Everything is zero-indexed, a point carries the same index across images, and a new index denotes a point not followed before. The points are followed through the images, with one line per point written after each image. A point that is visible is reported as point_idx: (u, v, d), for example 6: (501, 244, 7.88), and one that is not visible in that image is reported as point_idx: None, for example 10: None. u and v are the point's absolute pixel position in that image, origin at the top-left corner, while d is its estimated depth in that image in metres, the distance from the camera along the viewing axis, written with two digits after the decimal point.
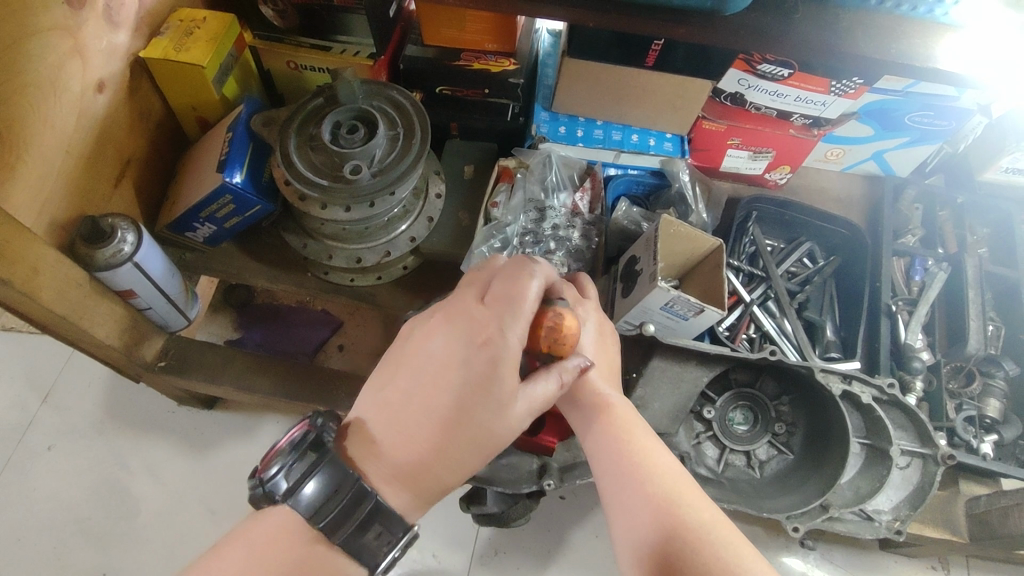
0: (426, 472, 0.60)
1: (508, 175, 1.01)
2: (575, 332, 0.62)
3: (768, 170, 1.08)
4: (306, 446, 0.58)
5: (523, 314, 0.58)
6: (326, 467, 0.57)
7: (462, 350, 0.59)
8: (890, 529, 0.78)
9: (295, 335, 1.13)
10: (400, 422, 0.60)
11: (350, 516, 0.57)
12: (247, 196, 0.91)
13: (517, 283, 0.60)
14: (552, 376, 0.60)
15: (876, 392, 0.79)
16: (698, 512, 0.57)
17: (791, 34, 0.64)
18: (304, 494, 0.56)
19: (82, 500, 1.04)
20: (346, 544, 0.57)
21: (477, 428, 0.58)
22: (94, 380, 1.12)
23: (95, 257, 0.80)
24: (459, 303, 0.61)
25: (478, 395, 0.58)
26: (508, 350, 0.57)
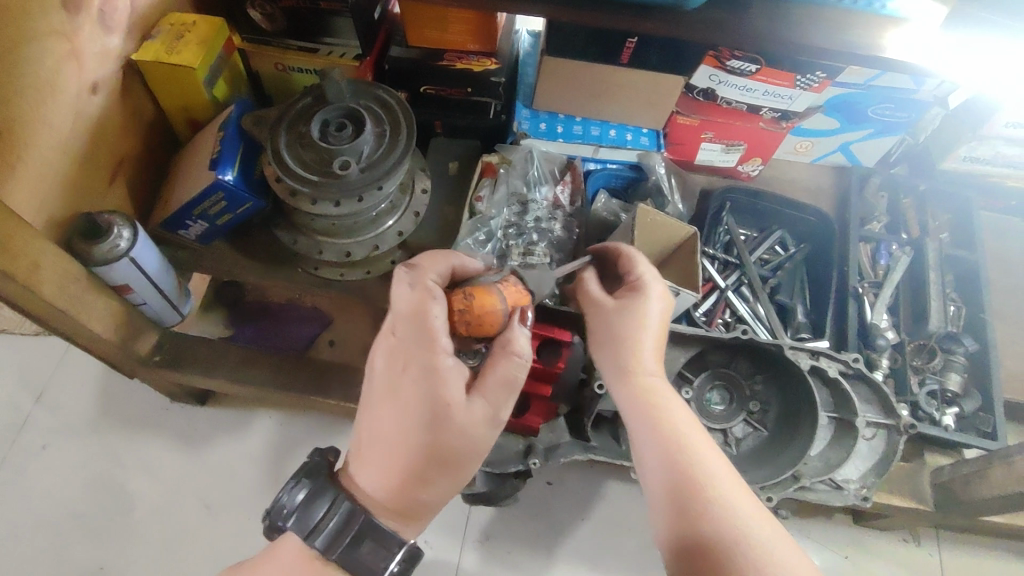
0: (414, 495, 0.63)
1: (491, 171, 1.04)
2: (493, 305, 0.65)
3: (741, 162, 1.13)
4: (301, 474, 0.66)
5: (434, 332, 0.63)
6: (322, 488, 0.64)
7: (397, 379, 0.63)
8: (857, 496, 0.82)
9: (285, 333, 1.16)
10: (374, 457, 0.63)
11: (343, 530, 0.62)
12: (240, 193, 0.94)
13: (414, 304, 0.64)
14: (500, 362, 0.64)
15: (841, 366, 0.85)
16: (739, 505, 0.58)
17: (745, 26, 0.71)
18: (302, 515, 0.63)
19: (78, 497, 1.06)
20: (343, 557, 0.61)
21: (440, 444, 0.62)
22: (88, 379, 1.14)
23: (92, 253, 0.82)
24: (380, 339, 0.66)
25: (428, 415, 0.61)
26: (435, 366, 0.62)
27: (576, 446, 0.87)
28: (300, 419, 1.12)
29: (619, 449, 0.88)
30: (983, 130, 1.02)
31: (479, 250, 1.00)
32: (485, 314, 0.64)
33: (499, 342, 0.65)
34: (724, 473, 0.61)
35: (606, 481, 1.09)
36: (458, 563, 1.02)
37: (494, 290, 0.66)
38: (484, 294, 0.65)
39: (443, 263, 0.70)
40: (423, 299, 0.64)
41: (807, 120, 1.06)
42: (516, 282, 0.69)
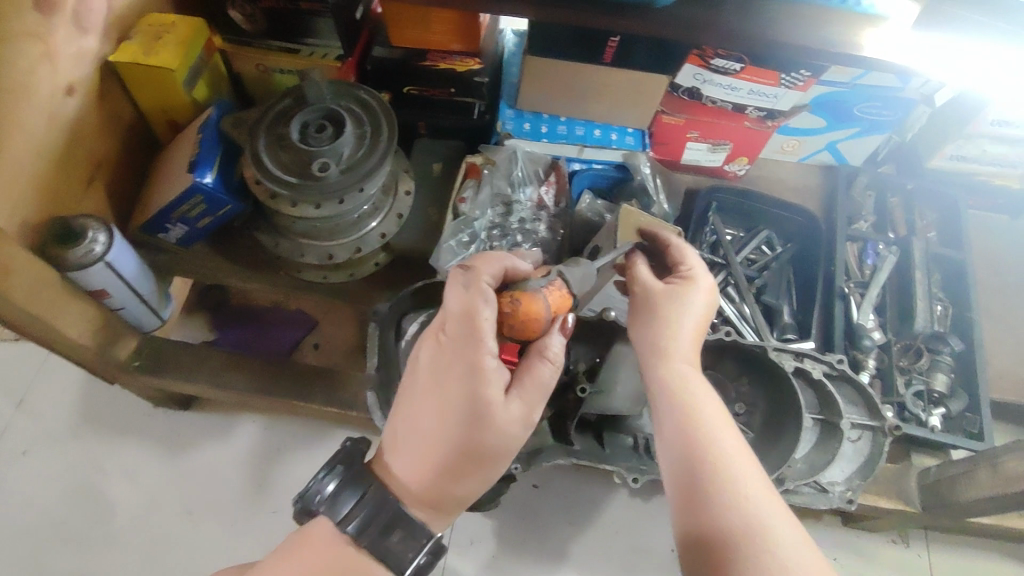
0: (447, 489, 0.63)
1: (475, 172, 1.04)
2: (539, 313, 0.64)
3: (727, 161, 1.12)
4: (336, 460, 0.65)
5: (481, 332, 0.62)
6: (356, 476, 0.64)
7: (441, 375, 0.63)
8: (842, 499, 0.81)
9: (269, 335, 1.15)
10: (412, 449, 0.63)
11: (375, 519, 0.62)
12: (218, 196, 0.93)
13: (465, 304, 0.63)
14: (536, 366, 0.64)
15: (827, 367, 0.85)
16: (764, 504, 0.57)
17: (719, 25, 0.71)
18: (334, 503, 0.63)
19: (58, 504, 1.04)
20: (372, 545, 0.61)
21: (476, 443, 0.62)
22: (69, 385, 1.12)
23: (67, 257, 0.81)
24: (428, 334, 0.65)
25: (466, 414, 0.61)
26: (480, 366, 0.61)
27: (559, 449, 0.86)
28: (284, 423, 1.11)
29: (602, 452, 0.87)
30: (971, 128, 1.01)
31: (462, 252, 0.99)
32: (530, 321, 0.63)
33: (536, 346, 0.66)
34: (749, 469, 0.59)
35: (593, 484, 1.08)
36: (444, 568, 1.02)
37: (539, 294, 0.65)
38: (532, 300, 0.64)
39: (497, 264, 0.67)
40: (474, 299, 0.63)
41: (793, 119, 1.06)
42: (562, 285, 0.67)
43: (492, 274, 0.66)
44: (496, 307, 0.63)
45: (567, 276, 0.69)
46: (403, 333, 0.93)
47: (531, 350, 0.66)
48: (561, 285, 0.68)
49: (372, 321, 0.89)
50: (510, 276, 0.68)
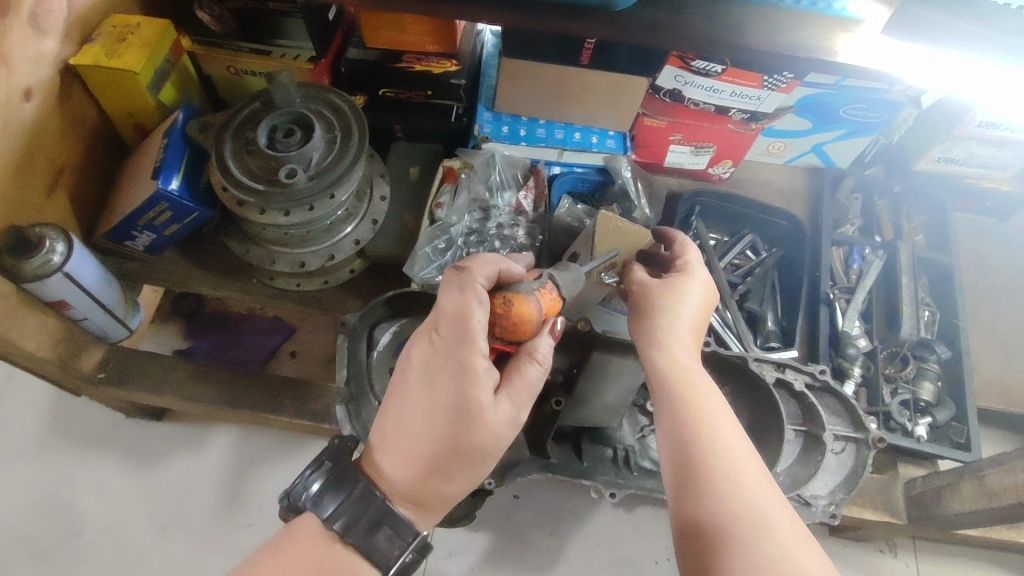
0: (434, 488, 0.61)
1: (452, 176, 1.01)
2: (529, 315, 0.63)
3: (711, 164, 1.10)
4: (324, 457, 0.62)
5: (474, 333, 0.60)
6: (342, 472, 0.61)
7: (432, 372, 0.61)
8: (826, 514, 0.78)
9: (245, 343, 1.12)
10: (399, 444, 0.61)
11: (362, 516, 0.59)
12: (184, 203, 0.90)
13: (459, 305, 0.61)
14: (526, 367, 0.63)
15: (808, 378, 0.82)
16: (762, 497, 0.54)
17: (681, 28, 0.69)
18: (319, 501, 0.59)
19: (26, 518, 1.02)
20: (358, 543, 0.58)
21: (465, 442, 0.60)
22: (37, 397, 1.10)
23: (23, 268, 0.77)
24: (420, 333, 0.64)
25: (456, 412, 0.59)
26: (471, 365, 0.60)
27: (536, 462, 0.82)
28: (259, 434, 1.09)
29: (579, 466, 0.84)
30: (958, 131, 0.99)
31: (438, 258, 0.96)
32: (522, 322, 0.62)
33: (525, 347, 0.64)
34: (754, 467, 0.57)
35: (575, 494, 1.06)
36: None
37: (531, 296, 0.64)
38: (523, 301, 0.63)
39: (492, 265, 0.65)
40: (469, 301, 0.61)
41: (778, 120, 1.03)
42: (553, 289, 0.67)
43: (487, 275, 0.64)
44: (489, 307, 0.63)
45: (557, 280, 0.68)
46: (374, 343, 0.90)
47: (519, 350, 0.64)
48: (552, 288, 0.67)
49: (341, 332, 0.86)
50: (505, 278, 0.66)
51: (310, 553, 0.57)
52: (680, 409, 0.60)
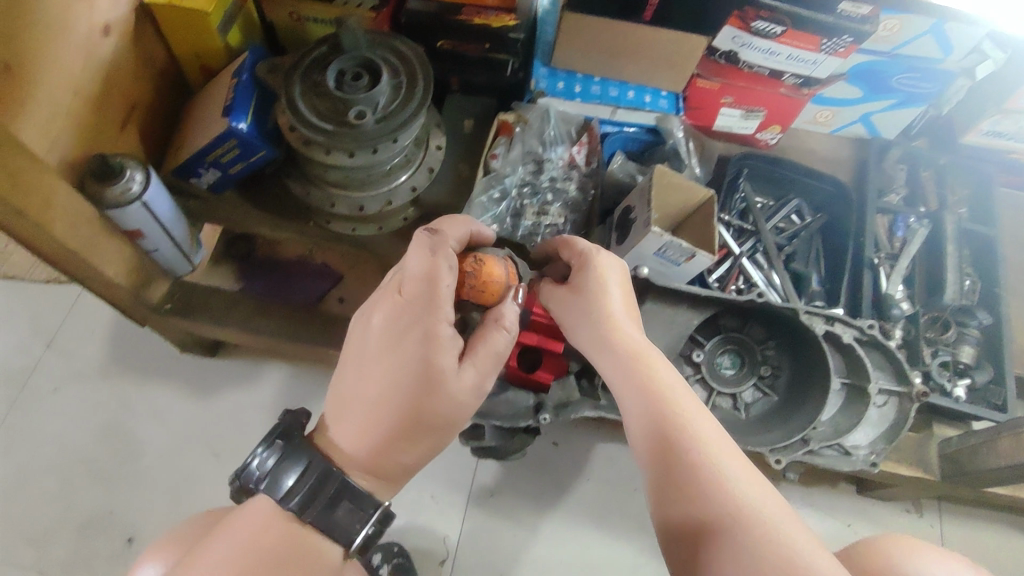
0: (391, 456, 0.62)
1: (507, 129, 1.03)
2: (495, 277, 0.69)
3: (759, 130, 1.11)
4: (276, 435, 0.63)
5: (440, 297, 0.63)
6: (294, 450, 0.62)
7: (394, 338, 0.62)
8: (866, 462, 0.82)
9: (295, 287, 1.13)
10: (355, 415, 0.62)
11: (320, 492, 0.60)
12: (253, 142, 0.92)
13: (426, 268, 0.64)
14: (491, 333, 0.66)
15: (857, 333, 0.84)
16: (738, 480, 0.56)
17: None
18: (275, 479, 0.60)
19: (87, 441, 1.07)
20: (318, 519, 0.59)
21: (424, 411, 0.61)
22: (97, 327, 1.14)
23: (105, 195, 0.81)
24: (382, 296, 0.65)
25: (418, 380, 0.61)
26: (435, 333, 0.62)
27: (587, 401, 0.87)
28: (308, 373, 1.13)
29: None
30: (1011, 102, 1.00)
31: (492, 208, 0.99)
32: (490, 281, 0.68)
33: (491, 315, 0.68)
34: (728, 452, 0.58)
35: (612, 443, 1.10)
36: (464, 515, 1.04)
37: (499, 262, 0.71)
38: (491, 262, 0.69)
39: (463, 228, 0.72)
40: (437, 263, 0.64)
41: (829, 87, 1.05)
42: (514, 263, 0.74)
43: (457, 238, 0.70)
44: (457, 268, 0.67)
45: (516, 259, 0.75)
46: None
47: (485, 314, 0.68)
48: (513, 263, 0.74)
49: None
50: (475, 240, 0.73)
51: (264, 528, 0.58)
52: (649, 406, 0.62)
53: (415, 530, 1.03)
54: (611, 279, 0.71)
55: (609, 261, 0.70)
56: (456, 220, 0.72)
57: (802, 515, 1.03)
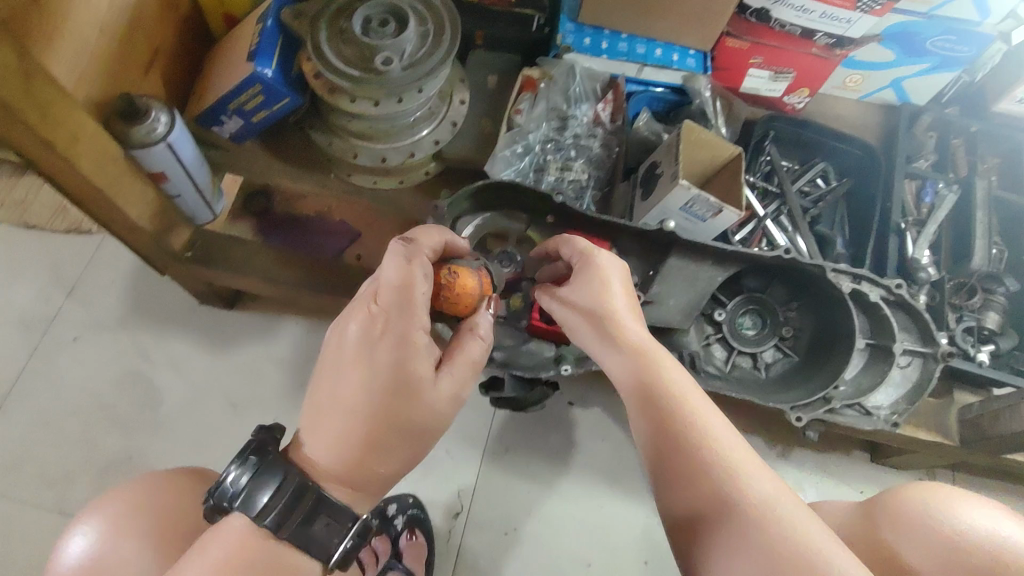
0: (368, 465, 0.59)
1: (531, 86, 1.01)
2: (470, 288, 0.66)
3: (787, 92, 1.08)
4: (247, 451, 0.58)
5: (416, 304, 0.60)
6: (270, 465, 0.57)
7: (367, 347, 0.59)
8: (887, 422, 0.83)
9: (314, 243, 1.13)
10: (329, 426, 0.58)
11: (297, 508, 0.56)
12: (277, 87, 0.91)
13: (402, 275, 0.60)
14: (467, 342, 0.64)
15: (884, 292, 0.83)
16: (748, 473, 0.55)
17: None
18: (249, 497, 0.56)
19: (107, 388, 1.08)
20: (295, 535, 0.56)
21: (401, 419, 0.59)
22: (117, 277, 1.14)
23: (130, 135, 0.82)
24: (356, 305, 0.61)
25: (394, 387, 0.58)
26: (410, 340, 0.59)
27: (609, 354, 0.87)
28: (326, 327, 1.13)
29: None
30: None
31: (516, 163, 0.99)
32: (466, 293, 0.65)
33: (466, 324, 0.66)
34: (734, 445, 0.58)
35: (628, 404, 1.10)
36: (478, 471, 1.05)
37: (473, 272, 0.68)
38: (465, 273, 0.66)
39: (437, 237, 0.68)
40: (412, 272, 0.61)
41: (860, 50, 1.02)
42: (488, 272, 0.71)
43: (433, 247, 0.66)
44: (432, 279, 0.64)
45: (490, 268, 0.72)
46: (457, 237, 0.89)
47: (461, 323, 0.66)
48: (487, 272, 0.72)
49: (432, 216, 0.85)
50: (451, 250, 0.69)
51: (238, 547, 0.54)
52: (656, 402, 0.62)
53: (430, 483, 1.04)
54: (611, 277, 0.70)
55: (608, 260, 0.70)
56: (429, 228, 0.68)
57: (814, 479, 1.04)
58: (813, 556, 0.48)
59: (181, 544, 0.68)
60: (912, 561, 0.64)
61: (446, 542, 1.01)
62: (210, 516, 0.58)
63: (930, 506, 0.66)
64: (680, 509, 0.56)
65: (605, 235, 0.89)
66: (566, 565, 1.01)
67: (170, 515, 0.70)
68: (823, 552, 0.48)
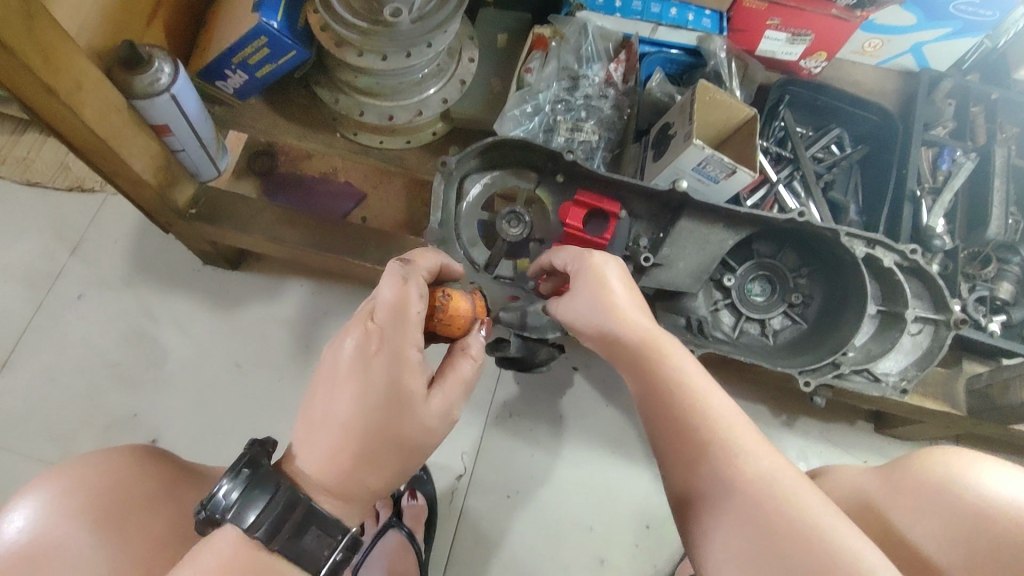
0: (360, 481, 0.56)
1: (542, 44, 0.99)
2: (463, 310, 0.64)
3: (804, 56, 1.03)
4: (239, 464, 0.54)
5: (411, 323, 0.58)
6: (263, 478, 0.53)
7: (362, 364, 0.57)
8: (896, 388, 0.83)
9: (319, 204, 1.11)
10: (323, 438, 0.56)
11: (288, 521, 0.52)
12: (283, 39, 0.88)
13: (397, 294, 0.58)
14: (459, 362, 0.62)
15: (898, 258, 0.82)
16: (750, 454, 0.54)
17: None
18: (241, 511, 0.52)
19: (111, 346, 1.08)
20: (285, 548, 0.52)
21: (392, 434, 0.57)
22: (120, 237, 1.13)
23: (133, 85, 0.80)
24: (353, 322, 0.59)
25: (388, 404, 0.56)
26: (404, 359, 0.57)
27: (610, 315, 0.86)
28: (330, 290, 1.12)
29: None
30: None
31: (525, 123, 0.97)
32: (459, 315, 0.64)
33: (457, 345, 0.64)
34: (739, 427, 0.56)
35: None
36: (481, 435, 1.05)
37: (466, 295, 0.66)
38: (459, 296, 0.65)
39: (434, 259, 0.66)
40: (409, 290, 0.58)
41: (882, 12, 0.95)
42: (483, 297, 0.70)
43: (429, 267, 0.64)
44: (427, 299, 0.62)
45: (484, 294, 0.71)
46: (465, 195, 0.89)
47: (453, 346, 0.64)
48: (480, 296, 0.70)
49: (438, 172, 0.84)
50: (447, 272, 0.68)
51: (226, 563, 0.50)
52: (661, 386, 0.61)
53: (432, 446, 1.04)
54: (610, 274, 0.68)
55: (601, 257, 0.69)
56: (428, 251, 0.68)
57: (817, 448, 1.04)
58: (816, 533, 0.47)
59: (142, 513, 0.66)
60: (921, 538, 0.64)
61: (448, 506, 1.01)
62: (200, 531, 0.53)
63: (949, 479, 0.65)
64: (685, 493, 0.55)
65: (615, 196, 0.88)
66: (566, 529, 1.01)
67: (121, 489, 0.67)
68: (827, 531, 0.47)
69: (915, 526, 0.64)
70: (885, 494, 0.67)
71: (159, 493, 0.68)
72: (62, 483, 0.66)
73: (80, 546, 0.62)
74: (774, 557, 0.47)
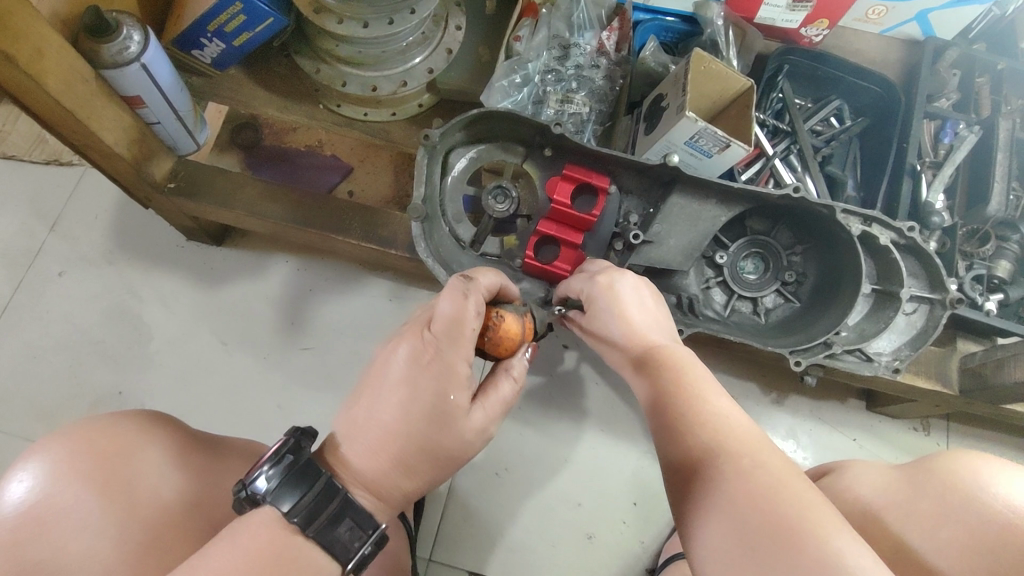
0: (396, 483, 0.57)
1: (532, 11, 0.96)
2: (516, 332, 0.62)
3: (804, 24, 0.98)
4: (284, 449, 0.54)
5: (465, 338, 0.57)
6: (307, 465, 0.53)
7: (413, 373, 0.56)
8: (888, 367, 0.81)
9: (303, 177, 1.06)
10: (370, 436, 0.56)
11: (325, 508, 0.52)
12: (259, 6, 0.84)
13: (455, 309, 0.57)
14: (501, 383, 0.62)
15: (894, 236, 0.80)
16: (741, 450, 0.52)
17: None
18: (281, 493, 0.51)
19: (95, 323, 1.06)
20: (319, 535, 0.51)
21: (431, 443, 0.57)
22: (101, 212, 1.11)
23: (101, 54, 0.77)
24: (408, 331, 0.59)
25: (433, 414, 0.56)
26: (455, 371, 0.57)
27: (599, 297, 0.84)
28: (316, 267, 1.10)
29: None
30: None
31: (513, 94, 0.94)
32: (509, 338, 0.62)
33: (502, 364, 0.64)
34: (734, 425, 0.54)
35: None
36: None
37: (518, 316, 0.64)
38: (511, 316, 0.63)
39: (494, 278, 0.64)
40: (468, 305, 0.57)
41: None
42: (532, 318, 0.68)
43: (489, 285, 0.62)
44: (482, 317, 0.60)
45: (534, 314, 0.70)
46: (449, 168, 0.86)
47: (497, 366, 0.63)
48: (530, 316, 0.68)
49: (422, 147, 0.80)
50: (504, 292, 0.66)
51: (262, 546, 0.49)
52: (667, 382, 0.60)
53: None
54: (625, 290, 0.69)
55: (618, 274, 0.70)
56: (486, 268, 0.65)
57: (808, 427, 1.03)
58: (799, 526, 0.44)
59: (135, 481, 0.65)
60: (916, 543, 0.64)
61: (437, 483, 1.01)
62: (239, 511, 0.54)
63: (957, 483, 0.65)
64: (675, 492, 0.54)
65: (604, 170, 0.85)
66: (557, 506, 1.01)
67: (119, 455, 0.65)
68: (809, 522, 0.45)
69: (909, 527, 0.65)
70: (889, 492, 0.68)
71: (166, 456, 0.68)
72: (65, 445, 0.65)
73: (85, 512, 0.62)
74: (754, 553, 0.45)
